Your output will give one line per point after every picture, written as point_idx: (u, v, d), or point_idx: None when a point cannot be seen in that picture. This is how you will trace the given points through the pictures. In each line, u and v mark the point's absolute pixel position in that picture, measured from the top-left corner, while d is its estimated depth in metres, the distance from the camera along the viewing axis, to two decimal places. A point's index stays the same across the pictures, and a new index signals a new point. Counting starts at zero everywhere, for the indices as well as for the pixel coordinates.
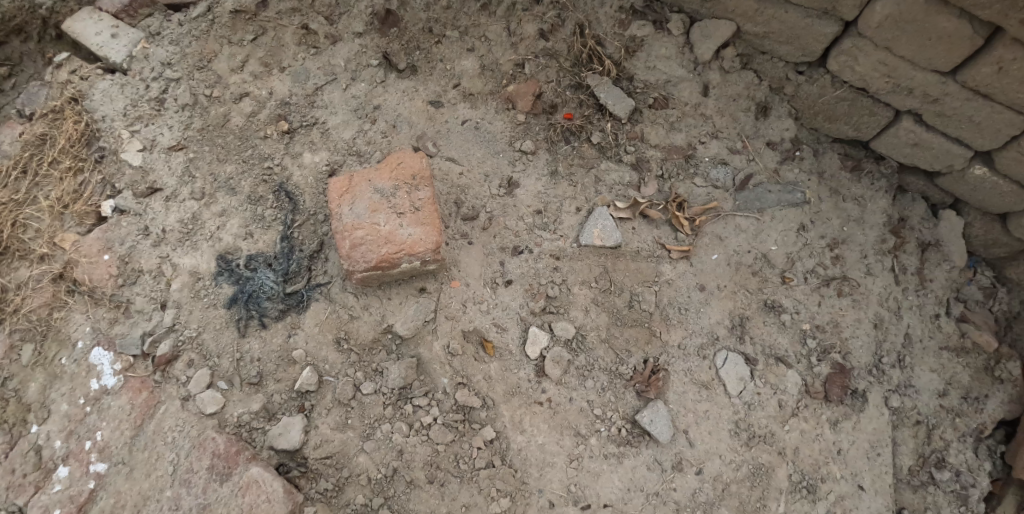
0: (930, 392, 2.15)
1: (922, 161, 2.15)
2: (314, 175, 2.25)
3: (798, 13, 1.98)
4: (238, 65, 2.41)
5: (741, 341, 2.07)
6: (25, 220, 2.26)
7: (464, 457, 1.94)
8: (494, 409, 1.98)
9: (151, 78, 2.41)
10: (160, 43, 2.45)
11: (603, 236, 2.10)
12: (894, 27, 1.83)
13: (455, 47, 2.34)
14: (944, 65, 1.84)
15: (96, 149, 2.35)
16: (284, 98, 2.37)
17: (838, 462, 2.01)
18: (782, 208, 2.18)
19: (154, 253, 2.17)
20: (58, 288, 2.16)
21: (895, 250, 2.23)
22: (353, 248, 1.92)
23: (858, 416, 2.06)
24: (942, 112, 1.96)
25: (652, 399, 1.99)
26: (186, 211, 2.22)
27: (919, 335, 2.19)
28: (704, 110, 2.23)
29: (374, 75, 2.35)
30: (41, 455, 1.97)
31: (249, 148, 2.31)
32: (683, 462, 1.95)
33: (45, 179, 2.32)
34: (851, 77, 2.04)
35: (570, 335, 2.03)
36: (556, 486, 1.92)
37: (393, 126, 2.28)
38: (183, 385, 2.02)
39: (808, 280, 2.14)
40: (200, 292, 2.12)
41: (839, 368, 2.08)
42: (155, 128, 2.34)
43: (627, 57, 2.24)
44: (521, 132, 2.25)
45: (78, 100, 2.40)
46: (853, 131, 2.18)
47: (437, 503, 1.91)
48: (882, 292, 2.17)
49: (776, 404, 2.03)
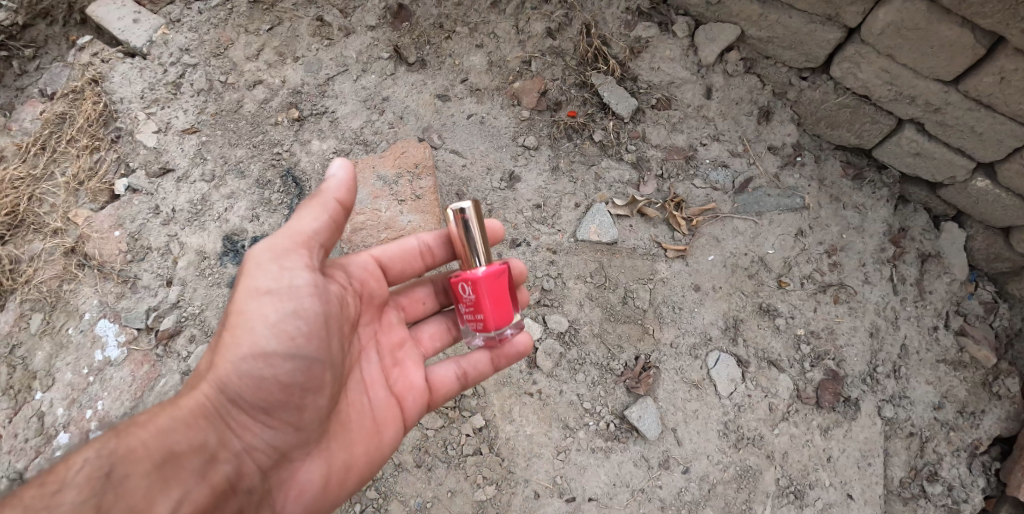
0: (925, 404, 2.12)
1: (924, 171, 2.15)
2: (321, 162, 2.31)
3: (802, 18, 2.00)
4: (254, 54, 2.48)
5: (733, 343, 2.07)
6: (41, 194, 2.34)
7: (453, 443, 1.97)
8: (484, 397, 2.01)
9: (168, 63, 2.49)
10: (180, 30, 2.53)
11: (599, 232, 2.13)
12: (896, 35, 1.85)
13: (464, 43, 2.38)
14: (946, 74, 1.85)
15: (112, 130, 2.42)
16: (296, 87, 2.42)
17: (828, 469, 1.99)
18: (781, 212, 2.19)
19: (163, 232, 2.24)
20: (69, 261, 2.22)
21: (895, 260, 2.21)
22: (355, 232, 2.08)
23: (850, 424, 2.04)
24: (943, 121, 1.96)
25: (642, 395, 2.00)
26: (196, 192, 2.29)
27: (916, 347, 2.16)
28: (707, 112, 2.25)
29: (384, 68, 2.40)
30: (43, 422, 2.03)
31: (260, 134, 2.37)
32: (670, 460, 1.96)
33: (62, 156, 2.40)
34: (854, 84, 2.05)
35: (564, 328, 2.06)
36: (542, 478, 1.94)
37: (400, 118, 2.33)
38: (183, 360, 2.07)
39: (804, 285, 2.14)
40: (206, 271, 2.18)
41: (832, 374, 2.07)
42: (170, 112, 2.42)
43: (632, 58, 2.27)
44: (525, 127, 2.28)
45: (98, 81, 2.47)
46: (855, 138, 2.19)
47: (424, 487, 1.93)
48: (880, 300, 2.16)
49: (767, 407, 2.02)
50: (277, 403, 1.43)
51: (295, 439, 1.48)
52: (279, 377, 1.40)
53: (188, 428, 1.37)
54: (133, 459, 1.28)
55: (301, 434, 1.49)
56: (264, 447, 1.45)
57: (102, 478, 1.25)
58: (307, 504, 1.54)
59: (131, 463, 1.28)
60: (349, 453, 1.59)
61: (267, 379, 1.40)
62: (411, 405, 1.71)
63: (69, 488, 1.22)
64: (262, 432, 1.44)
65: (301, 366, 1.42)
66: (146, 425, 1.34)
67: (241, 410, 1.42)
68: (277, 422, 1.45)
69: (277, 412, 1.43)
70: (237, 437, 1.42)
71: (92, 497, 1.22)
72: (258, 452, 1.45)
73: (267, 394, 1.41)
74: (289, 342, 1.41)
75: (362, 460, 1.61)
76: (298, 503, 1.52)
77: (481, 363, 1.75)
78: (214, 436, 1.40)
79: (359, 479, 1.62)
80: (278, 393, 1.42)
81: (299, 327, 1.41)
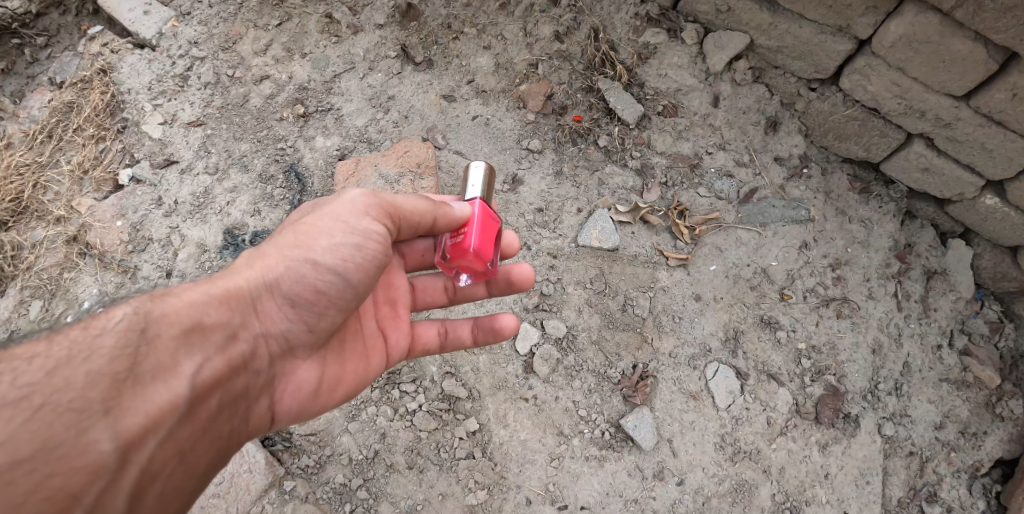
0: (926, 424, 2.07)
1: (932, 186, 2.12)
2: (324, 158, 2.30)
3: (813, 28, 1.98)
4: (262, 49, 2.48)
5: (733, 355, 2.05)
6: (46, 182, 2.35)
7: (446, 446, 1.95)
8: (479, 401, 1.99)
9: (177, 55, 2.50)
10: (190, 23, 2.54)
11: (601, 239, 2.11)
12: (907, 48, 1.82)
13: (472, 43, 2.37)
14: (958, 89, 1.82)
15: (119, 120, 2.43)
16: (303, 84, 2.42)
17: (825, 486, 1.96)
18: (786, 224, 2.16)
19: (165, 223, 2.25)
20: (71, 249, 2.23)
21: (900, 276, 2.18)
22: None
23: (849, 441, 2.00)
24: (953, 137, 1.94)
25: (638, 405, 1.98)
26: (200, 184, 2.30)
27: (919, 365, 2.12)
28: (713, 120, 2.23)
29: (391, 67, 2.40)
30: None
31: (265, 128, 2.37)
32: (665, 472, 1.93)
33: (68, 144, 2.41)
34: (863, 97, 2.03)
35: (562, 334, 2.04)
36: (534, 484, 1.92)
37: (405, 117, 2.33)
38: None
39: (807, 299, 2.11)
40: (205, 263, 2.18)
41: (832, 390, 2.04)
42: (177, 104, 2.43)
43: (640, 64, 2.26)
44: (530, 131, 2.27)
45: (107, 71, 2.48)
46: (863, 152, 2.16)
47: (415, 489, 1.92)
48: (883, 316, 2.13)
49: (764, 421, 1.99)
50: (302, 304, 1.43)
51: (306, 343, 1.50)
52: (297, 268, 1.40)
53: (216, 305, 1.38)
54: (166, 320, 1.30)
55: (310, 331, 1.48)
56: (277, 338, 1.47)
57: (137, 333, 1.27)
58: (299, 401, 1.56)
59: (163, 323, 1.30)
60: (338, 366, 1.60)
61: (293, 286, 1.41)
62: (393, 344, 1.72)
63: (108, 333, 1.25)
64: (282, 323, 1.45)
65: (324, 262, 1.39)
66: (180, 293, 1.36)
67: (267, 297, 1.43)
68: (298, 319, 1.45)
69: (295, 308, 1.44)
70: (258, 321, 1.43)
71: (128, 346, 1.25)
72: (272, 341, 1.46)
73: (286, 286, 1.41)
74: (309, 237, 1.41)
75: (352, 378, 1.63)
76: (291, 398, 1.54)
77: (462, 328, 1.79)
78: (238, 315, 1.40)
79: (346, 395, 1.64)
80: (301, 288, 1.41)
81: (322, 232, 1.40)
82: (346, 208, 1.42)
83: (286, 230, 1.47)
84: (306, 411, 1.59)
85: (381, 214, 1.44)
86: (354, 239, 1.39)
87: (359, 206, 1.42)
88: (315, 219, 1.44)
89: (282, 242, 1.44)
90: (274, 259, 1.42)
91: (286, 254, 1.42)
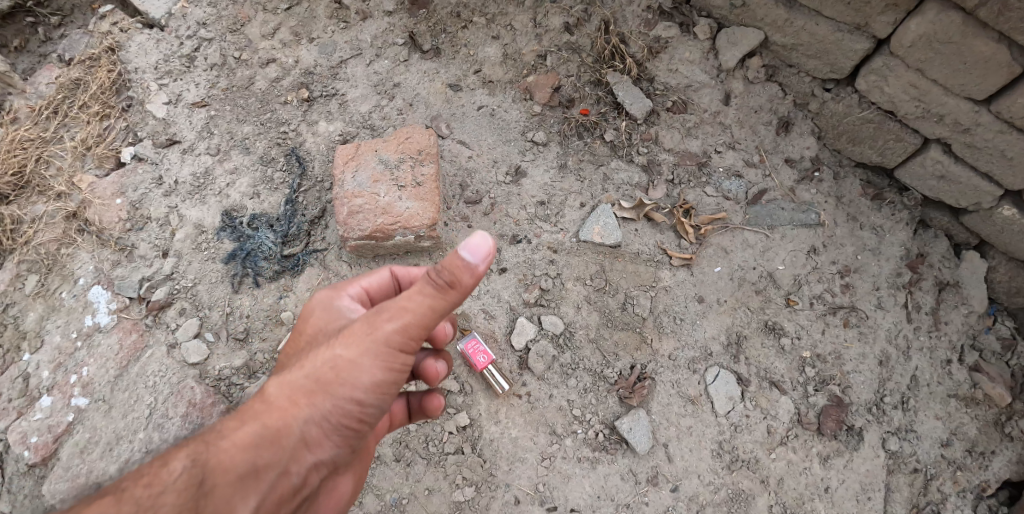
0: (932, 440, 2.00)
1: (948, 195, 2.05)
2: (326, 143, 2.28)
3: (829, 26, 1.92)
4: (270, 32, 2.46)
5: (735, 360, 1.99)
6: (48, 157, 2.34)
7: (434, 440, 1.90)
8: (471, 395, 1.95)
9: (185, 36, 2.48)
10: (199, 4, 2.51)
11: (603, 234, 2.06)
12: (928, 48, 1.76)
13: (480, 33, 2.33)
14: (979, 92, 1.76)
15: (124, 98, 2.42)
16: (309, 68, 2.40)
17: (825, 500, 1.89)
18: (795, 228, 2.10)
19: (163, 202, 2.23)
20: (70, 226, 2.22)
21: (911, 286, 2.10)
22: (350, 215, 1.96)
23: (851, 455, 1.93)
24: (972, 143, 1.87)
25: (635, 406, 1.92)
26: (200, 165, 2.28)
27: (927, 379, 2.05)
28: (724, 118, 2.18)
29: (397, 54, 2.37)
30: (29, 383, 2.02)
31: (268, 112, 2.35)
32: (659, 477, 1.88)
33: (73, 121, 2.40)
34: (880, 99, 1.97)
35: (559, 331, 1.99)
36: (523, 484, 1.87)
37: (410, 104, 2.29)
38: (172, 331, 2.05)
39: (813, 306, 2.05)
40: (202, 245, 2.16)
41: (835, 400, 1.97)
42: (182, 84, 2.42)
43: (651, 58, 2.21)
44: (535, 123, 2.23)
45: (115, 50, 2.47)
46: (877, 156, 2.09)
47: (401, 482, 1.87)
48: (892, 327, 2.06)
49: (764, 430, 1.93)
50: (348, 429, 1.36)
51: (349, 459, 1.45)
52: (342, 403, 1.32)
53: (267, 444, 1.29)
54: (221, 471, 1.25)
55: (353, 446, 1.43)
56: (328, 462, 1.38)
57: (194, 487, 1.24)
58: (346, 498, 1.60)
59: (219, 472, 1.25)
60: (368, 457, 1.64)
61: (340, 419, 1.33)
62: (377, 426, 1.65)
63: (167, 489, 1.23)
64: (333, 448, 1.37)
65: (368, 397, 1.33)
66: (230, 438, 1.29)
67: (314, 427, 1.32)
68: (345, 443, 1.38)
69: (343, 432, 1.36)
70: (310, 453, 1.33)
71: (186, 501, 1.22)
72: (323, 467, 1.38)
73: (333, 421, 1.33)
74: (348, 373, 1.31)
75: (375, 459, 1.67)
76: (340, 499, 1.58)
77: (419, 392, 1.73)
78: (290, 451, 1.30)
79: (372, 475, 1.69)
80: (349, 420, 1.34)
81: (365, 368, 1.32)
82: (380, 336, 1.32)
83: (317, 356, 1.35)
84: (350, 499, 1.64)
85: (411, 338, 1.33)
86: (392, 372, 1.34)
87: (392, 340, 1.32)
88: (348, 350, 1.33)
89: (319, 372, 1.32)
90: (315, 392, 1.31)
91: (333, 392, 1.31)
